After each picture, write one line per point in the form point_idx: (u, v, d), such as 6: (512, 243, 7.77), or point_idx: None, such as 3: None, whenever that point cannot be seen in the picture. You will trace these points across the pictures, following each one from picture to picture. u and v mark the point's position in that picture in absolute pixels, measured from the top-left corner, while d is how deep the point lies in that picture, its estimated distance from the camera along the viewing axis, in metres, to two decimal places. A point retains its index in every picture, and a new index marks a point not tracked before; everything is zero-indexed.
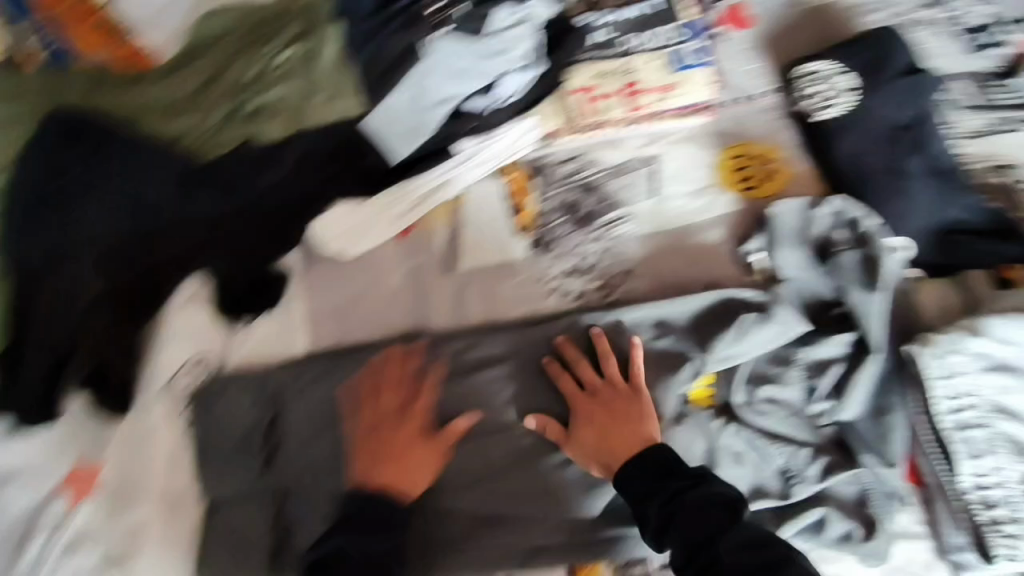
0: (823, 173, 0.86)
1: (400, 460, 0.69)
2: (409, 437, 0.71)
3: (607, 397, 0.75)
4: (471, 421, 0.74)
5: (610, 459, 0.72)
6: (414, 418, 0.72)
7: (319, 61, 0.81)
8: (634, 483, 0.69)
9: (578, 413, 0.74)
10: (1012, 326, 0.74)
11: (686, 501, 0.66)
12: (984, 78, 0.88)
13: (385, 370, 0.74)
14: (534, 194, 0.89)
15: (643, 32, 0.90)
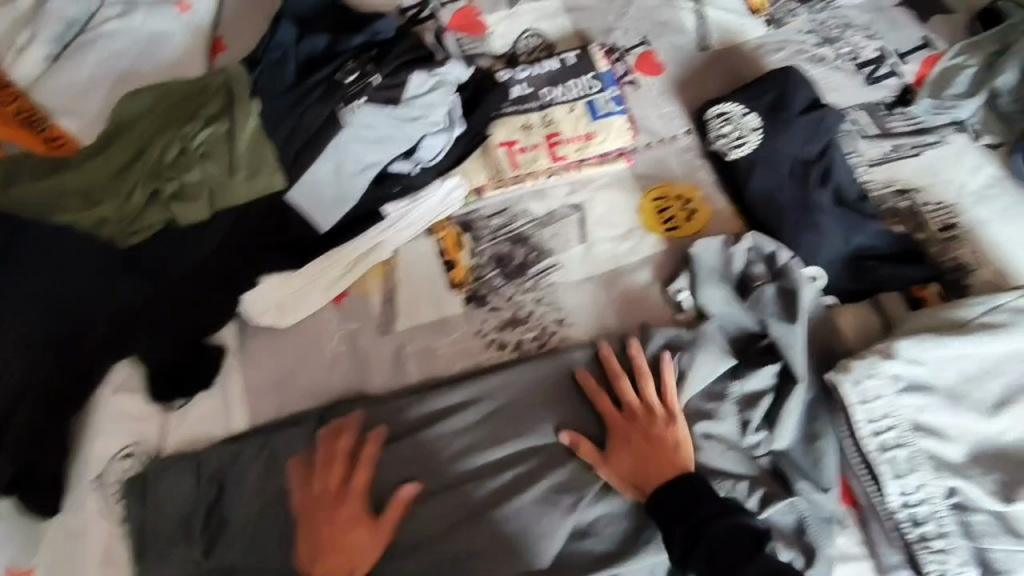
0: (738, 211, 0.92)
1: (343, 546, 0.69)
2: (348, 520, 0.70)
3: (642, 419, 0.75)
4: (411, 491, 0.73)
5: (644, 478, 0.72)
6: (356, 496, 0.72)
7: (236, 139, 0.84)
8: (666, 504, 0.69)
9: (612, 433, 0.75)
10: (918, 345, 0.74)
11: (711, 530, 0.66)
12: (873, 108, 0.98)
13: (323, 443, 0.76)
14: (466, 250, 0.91)
15: (559, 86, 0.98)
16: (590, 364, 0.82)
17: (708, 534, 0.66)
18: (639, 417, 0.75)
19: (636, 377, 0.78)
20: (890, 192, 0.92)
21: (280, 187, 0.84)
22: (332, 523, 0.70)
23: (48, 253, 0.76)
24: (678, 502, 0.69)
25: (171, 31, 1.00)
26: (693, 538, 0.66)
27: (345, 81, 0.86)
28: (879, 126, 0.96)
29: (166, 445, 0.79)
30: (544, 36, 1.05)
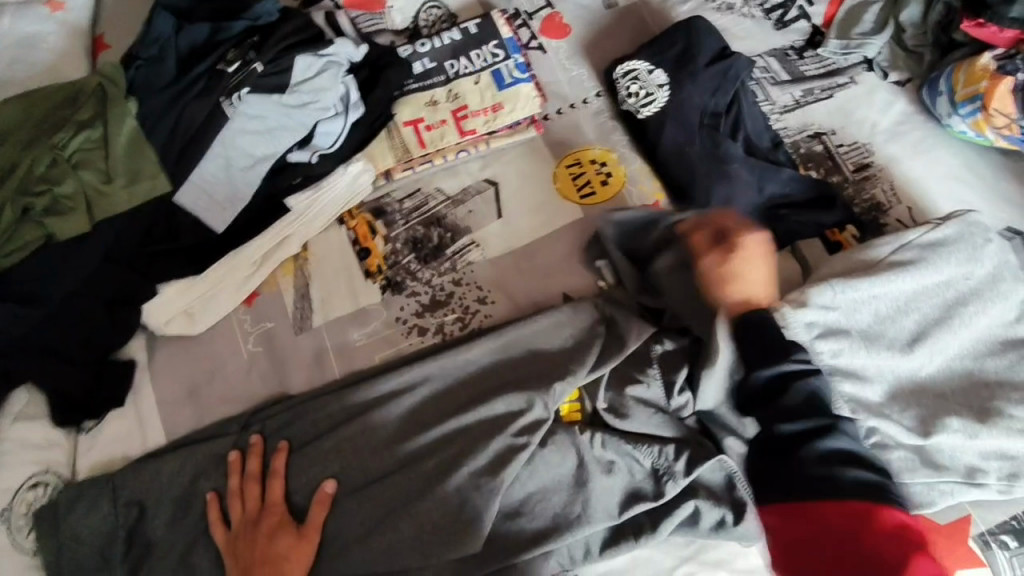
0: (652, 170, 0.90)
1: (271, 562, 0.68)
2: (271, 537, 0.69)
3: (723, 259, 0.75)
4: (330, 490, 0.72)
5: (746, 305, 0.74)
6: (275, 512, 0.71)
7: (112, 144, 0.78)
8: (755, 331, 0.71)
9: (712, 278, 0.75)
10: (827, 290, 0.74)
11: (792, 399, 0.67)
12: (783, 53, 0.96)
13: (246, 461, 0.74)
14: (380, 236, 0.88)
15: (461, 57, 0.94)
16: (523, 341, 0.80)
17: (789, 398, 0.67)
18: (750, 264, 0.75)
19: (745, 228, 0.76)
20: (804, 137, 0.90)
21: (165, 191, 0.79)
22: (255, 545, 0.69)
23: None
24: (767, 394, 0.69)
25: (45, 32, 0.93)
26: (762, 405, 0.69)
27: (227, 70, 0.82)
28: (791, 70, 0.94)
29: (81, 471, 0.76)
30: (446, 7, 1.01)
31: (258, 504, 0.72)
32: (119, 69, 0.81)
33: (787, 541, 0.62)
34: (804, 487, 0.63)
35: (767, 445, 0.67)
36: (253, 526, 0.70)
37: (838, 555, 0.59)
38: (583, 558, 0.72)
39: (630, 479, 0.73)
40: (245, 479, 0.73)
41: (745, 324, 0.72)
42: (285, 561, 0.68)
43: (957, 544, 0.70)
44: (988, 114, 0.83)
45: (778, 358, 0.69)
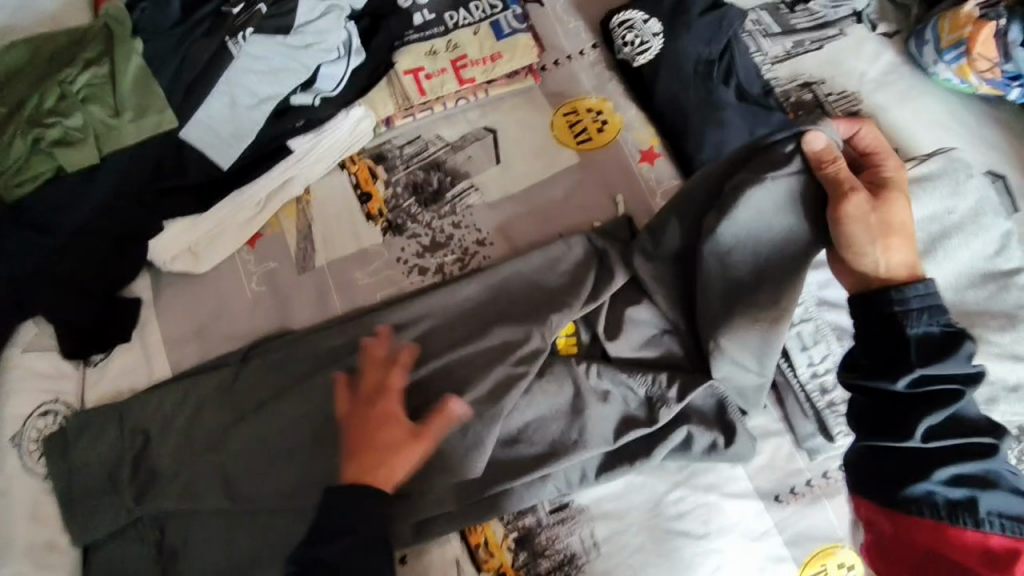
0: (647, 118, 0.92)
1: (381, 450, 0.63)
2: (382, 423, 0.65)
3: (851, 214, 0.62)
4: (459, 407, 0.68)
5: (873, 277, 0.61)
6: (390, 404, 0.67)
7: (118, 81, 0.79)
8: (880, 307, 0.59)
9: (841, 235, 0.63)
10: None
11: (934, 416, 0.56)
12: (775, 7, 0.98)
13: (365, 355, 0.73)
14: (381, 180, 0.89)
15: (460, 9, 0.95)
16: (522, 279, 0.82)
17: (921, 411, 0.57)
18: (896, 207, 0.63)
19: (842, 190, 0.64)
20: (793, 86, 0.93)
21: (172, 126, 0.80)
22: (368, 425, 0.65)
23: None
24: (908, 407, 0.57)
25: None
26: (882, 411, 0.59)
27: (232, 11, 0.83)
28: (782, 23, 0.97)
29: (89, 401, 0.78)
30: None
31: (375, 389, 0.69)
32: (125, 12, 0.82)
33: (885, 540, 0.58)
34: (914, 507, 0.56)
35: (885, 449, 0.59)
36: (371, 404, 0.67)
37: None
38: (579, 482, 0.75)
39: (624, 408, 0.76)
40: (371, 368, 0.71)
41: (867, 300, 0.60)
42: (398, 450, 0.64)
43: None
44: (971, 59, 0.85)
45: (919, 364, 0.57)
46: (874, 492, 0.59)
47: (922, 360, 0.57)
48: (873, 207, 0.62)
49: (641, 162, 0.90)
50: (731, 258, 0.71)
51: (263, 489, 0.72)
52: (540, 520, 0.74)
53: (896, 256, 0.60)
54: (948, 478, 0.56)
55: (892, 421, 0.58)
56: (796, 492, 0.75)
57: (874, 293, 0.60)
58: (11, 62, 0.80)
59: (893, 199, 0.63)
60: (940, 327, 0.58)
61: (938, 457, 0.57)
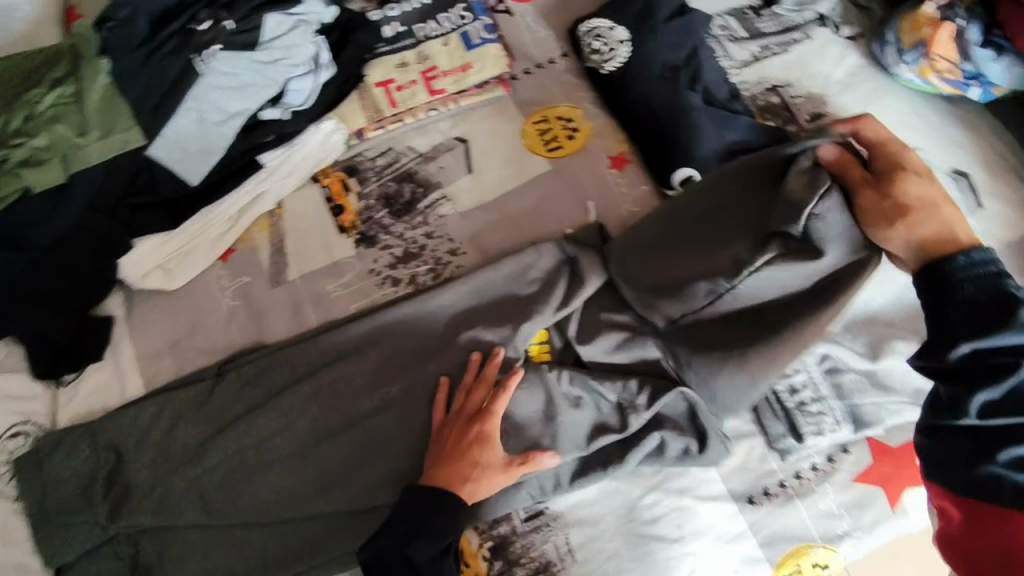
0: (615, 124, 0.94)
1: (468, 469, 0.69)
2: (475, 445, 0.70)
3: (872, 207, 0.61)
4: (548, 462, 0.71)
5: (946, 248, 0.58)
6: (490, 432, 0.71)
7: (84, 101, 0.80)
8: (956, 285, 0.56)
9: (870, 226, 0.61)
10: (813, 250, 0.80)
11: (989, 382, 0.55)
12: (741, 13, 0.99)
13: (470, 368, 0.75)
14: (353, 193, 0.90)
15: (429, 21, 0.96)
16: (496, 287, 0.82)
17: (980, 376, 0.56)
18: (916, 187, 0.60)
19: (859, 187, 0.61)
20: (760, 90, 0.94)
21: (139, 143, 0.81)
22: (467, 446, 0.70)
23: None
24: (964, 380, 0.56)
25: (18, 3, 0.94)
26: (958, 383, 0.56)
27: (198, 29, 0.83)
28: (748, 28, 0.98)
29: (60, 421, 0.78)
30: None
31: (476, 408, 0.73)
32: (93, 33, 0.83)
33: (951, 533, 0.57)
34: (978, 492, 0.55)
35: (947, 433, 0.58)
36: (469, 424, 0.72)
37: None
38: (553, 490, 0.74)
39: (597, 414, 0.76)
40: (483, 388, 0.74)
41: (943, 278, 0.57)
42: (487, 473, 0.69)
43: (908, 465, 0.76)
44: (930, 61, 0.87)
45: (978, 332, 0.55)
46: (937, 477, 0.58)
47: (991, 326, 0.54)
48: (884, 197, 0.60)
49: (611, 169, 0.91)
50: (748, 290, 0.67)
51: (237, 503, 0.73)
52: (515, 528, 0.74)
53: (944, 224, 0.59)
54: (1010, 462, 0.54)
55: (950, 399, 0.57)
56: (770, 493, 0.75)
57: (946, 266, 0.57)
58: None
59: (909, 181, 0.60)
60: (987, 292, 0.55)
61: (996, 436, 0.55)
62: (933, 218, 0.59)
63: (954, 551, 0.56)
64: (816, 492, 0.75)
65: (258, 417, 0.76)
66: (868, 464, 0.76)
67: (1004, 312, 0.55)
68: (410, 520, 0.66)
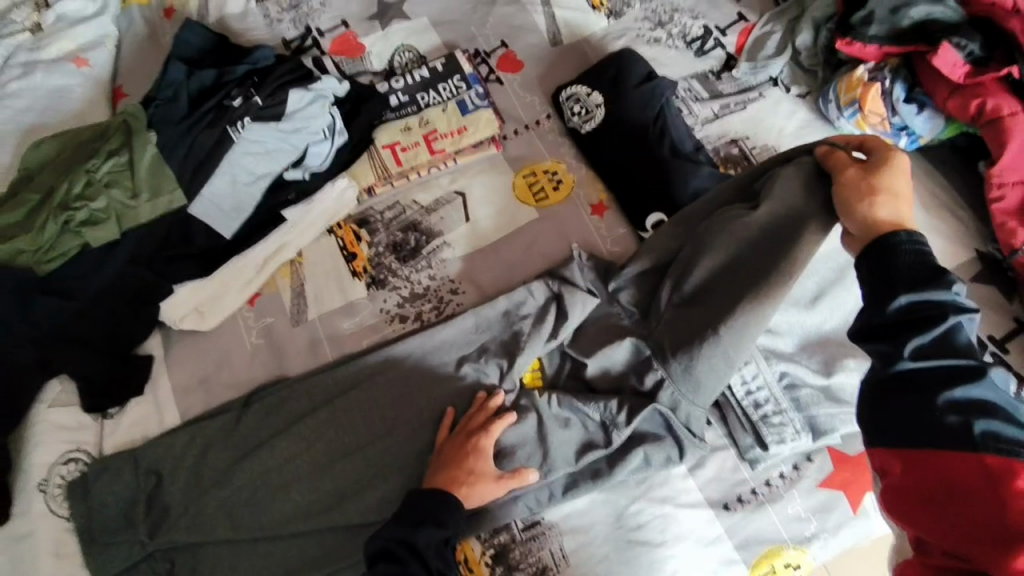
0: (597, 175, 1.06)
1: (465, 475, 0.78)
2: (473, 455, 0.79)
3: (847, 187, 0.68)
4: (530, 478, 0.80)
5: (882, 229, 0.63)
6: (486, 447, 0.80)
7: (136, 169, 0.92)
8: (882, 258, 0.61)
9: (841, 203, 0.68)
10: None
11: (918, 337, 0.57)
12: (703, 76, 1.13)
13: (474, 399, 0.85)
14: (364, 241, 1.01)
15: (429, 90, 1.09)
16: (495, 321, 0.92)
17: (913, 330, 0.58)
18: (892, 175, 0.66)
19: (841, 172, 0.70)
20: (722, 142, 1.06)
21: (182, 203, 0.93)
22: (464, 455, 0.79)
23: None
24: (894, 335, 0.59)
25: (71, 84, 1.09)
26: (896, 336, 0.58)
27: (232, 104, 0.97)
28: (710, 89, 1.11)
29: (106, 449, 0.87)
30: (417, 51, 1.18)
31: (478, 425, 0.82)
32: (141, 108, 0.96)
33: (895, 485, 0.57)
34: (921, 439, 0.55)
35: (885, 383, 0.59)
36: (468, 437, 0.81)
37: (970, 523, 0.51)
38: (548, 501, 0.83)
39: (585, 432, 0.85)
40: (482, 411, 0.84)
41: (876, 250, 0.61)
42: (484, 480, 0.78)
43: (865, 468, 0.85)
44: (865, 115, 1.00)
45: (913, 285, 0.58)
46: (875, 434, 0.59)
47: (922, 284, 0.58)
48: (860, 179, 0.68)
49: (592, 215, 1.03)
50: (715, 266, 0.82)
51: (262, 520, 0.81)
52: (513, 537, 0.82)
53: (895, 214, 0.64)
54: (948, 404, 0.55)
55: (883, 355, 0.59)
56: (743, 499, 0.84)
57: (889, 236, 0.61)
58: (42, 155, 0.95)
59: (884, 168, 0.67)
60: (926, 261, 0.59)
61: (929, 382, 0.56)
62: (891, 202, 0.64)
63: (899, 505, 0.56)
64: (785, 497, 0.83)
65: (282, 443, 0.85)
66: (830, 471, 0.85)
67: (939, 280, 0.59)
68: (416, 515, 0.74)
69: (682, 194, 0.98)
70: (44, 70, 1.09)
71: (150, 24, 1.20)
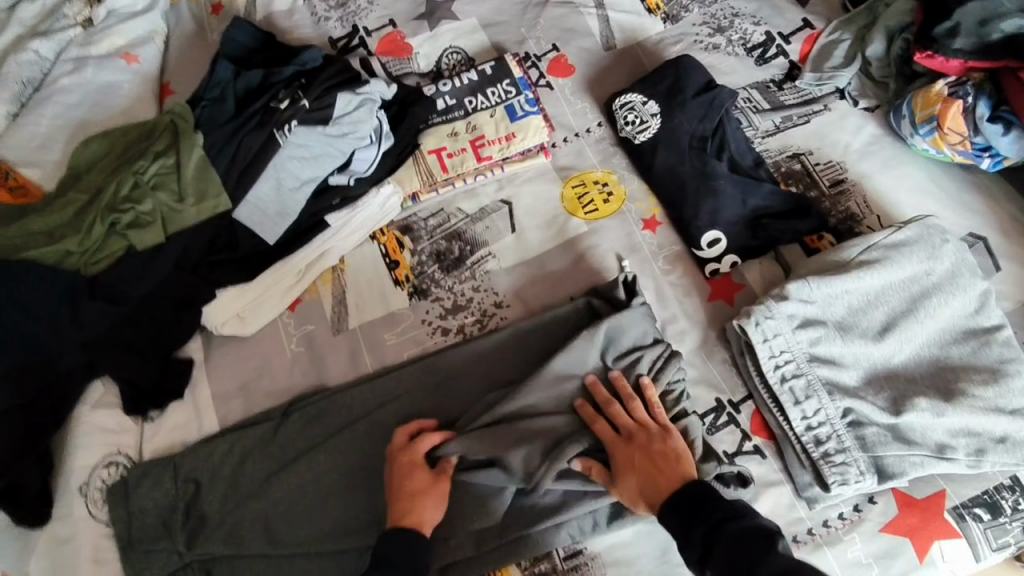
0: (650, 186, 1.01)
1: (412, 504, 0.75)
2: (405, 477, 0.76)
3: (639, 437, 0.76)
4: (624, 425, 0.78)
5: (653, 498, 0.72)
6: (410, 467, 0.77)
7: (183, 173, 0.92)
8: (676, 514, 0.69)
9: (614, 458, 0.76)
10: (824, 287, 0.83)
11: None
12: (764, 86, 1.07)
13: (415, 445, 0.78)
14: (407, 249, 0.99)
15: (477, 95, 1.06)
16: (540, 336, 0.89)
17: None
18: (631, 456, 0.75)
19: (622, 425, 0.78)
20: (783, 157, 1.01)
21: (227, 208, 0.93)
22: (403, 481, 0.76)
23: (11, 284, 0.81)
24: None
25: (120, 80, 1.09)
26: None
27: (279, 106, 0.96)
28: (771, 100, 1.06)
29: (145, 453, 0.86)
30: (465, 52, 1.15)
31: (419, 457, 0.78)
32: (188, 108, 0.96)
33: None
34: None
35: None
36: (393, 463, 0.78)
37: None
38: (592, 530, 0.79)
39: None
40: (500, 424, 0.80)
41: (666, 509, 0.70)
42: (423, 498, 0.76)
43: (933, 516, 0.78)
44: (943, 133, 0.94)
45: None
46: None
47: None
48: (626, 447, 0.76)
49: (644, 230, 0.98)
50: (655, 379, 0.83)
51: (299, 534, 0.80)
52: (554, 566, 0.79)
53: (650, 485, 0.73)
54: None
55: None
56: (799, 540, 0.77)
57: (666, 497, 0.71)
58: (91, 154, 0.96)
59: (632, 430, 0.77)
60: (710, 517, 0.67)
61: None
62: (623, 477, 0.74)
63: None
64: (846, 542, 0.77)
65: (322, 456, 0.83)
66: (894, 515, 0.78)
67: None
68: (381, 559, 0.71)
69: (730, 205, 0.94)
70: (95, 66, 1.09)
71: (198, 20, 1.19)
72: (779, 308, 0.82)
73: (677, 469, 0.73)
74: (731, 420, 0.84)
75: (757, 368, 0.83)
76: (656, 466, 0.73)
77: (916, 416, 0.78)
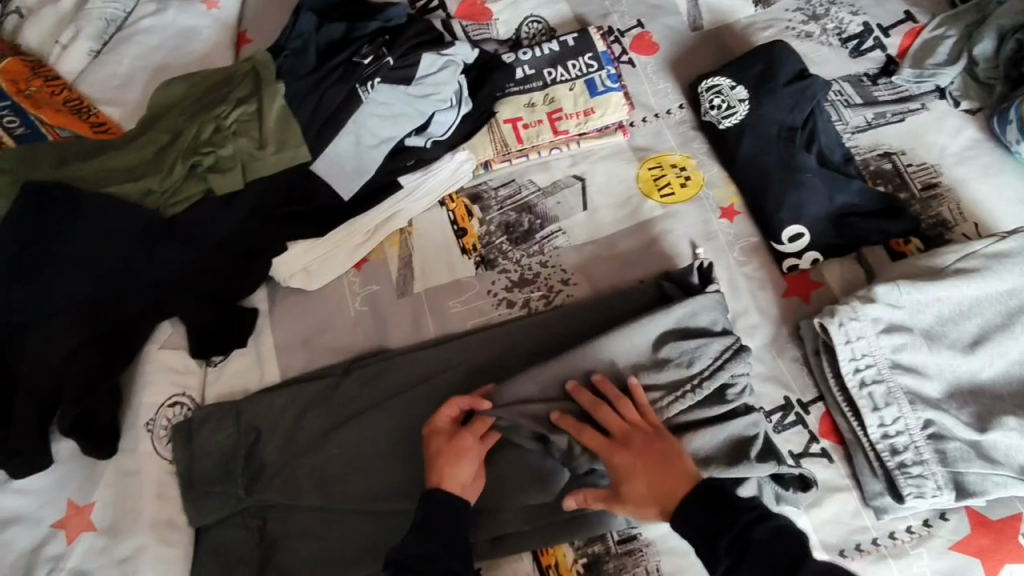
0: (730, 175, 0.98)
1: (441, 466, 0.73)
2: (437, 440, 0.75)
3: (636, 441, 0.71)
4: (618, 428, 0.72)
5: (667, 502, 0.68)
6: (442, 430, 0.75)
7: (264, 122, 0.93)
8: (695, 516, 0.67)
9: (615, 469, 0.70)
10: (914, 293, 0.79)
11: None
12: (857, 79, 1.02)
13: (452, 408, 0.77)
14: (476, 218, 0.97)
15: (558, 66, 1.03)
16: (609, 317, 0.86)
17: None
18: (632, 467, 0.70)
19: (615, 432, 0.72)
20: (873, 155, 0.97)
21: (305, 160, 0.93)
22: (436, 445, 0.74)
23: (92, 219, 0.83)
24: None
25: (200, 25, 1.08)
26: None
27: (362, 62, 0.95)
28: (864, 95, 1.01)
29: (208, 397, 0.88)
30: (546, 22, 1.12)
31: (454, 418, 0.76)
32: (269, 57, 0.96)
33: None
34: None
35: None
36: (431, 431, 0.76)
37: None
38: None
39: None
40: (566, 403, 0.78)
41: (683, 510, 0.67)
42: (449, 458, 0.73)
43: (1009, 539, 0.74)
44: None
45: None
46: None
47: None
48: (625, 456, 0.70)
49: (721, 219, 0.95)
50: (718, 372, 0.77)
51: (355, 491, 0.79)
52: (607, 549, 0.78)
53: (659, 491, 0.69)
54: None
55: None
56: (862, 548, 0.75)
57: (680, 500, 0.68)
58: (172, 96, 0.96)
59: (626, 436, 0.72)
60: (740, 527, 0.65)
61: None
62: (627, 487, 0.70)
63: None
64: (912, 557, 0.74)
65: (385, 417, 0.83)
66: (966, 534, 0.75)
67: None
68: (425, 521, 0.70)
69: (815, 200, 0.90)
70: (177, 10, 1.09)
71: None
72: (866, 309, 0.79)
73: (681, 467, 0.70)
74: (799, 420, 0.82)
75: (835, 370, 0.81)
76: (662, 467, 0.70)
77: (1001, 434, 0.75)
